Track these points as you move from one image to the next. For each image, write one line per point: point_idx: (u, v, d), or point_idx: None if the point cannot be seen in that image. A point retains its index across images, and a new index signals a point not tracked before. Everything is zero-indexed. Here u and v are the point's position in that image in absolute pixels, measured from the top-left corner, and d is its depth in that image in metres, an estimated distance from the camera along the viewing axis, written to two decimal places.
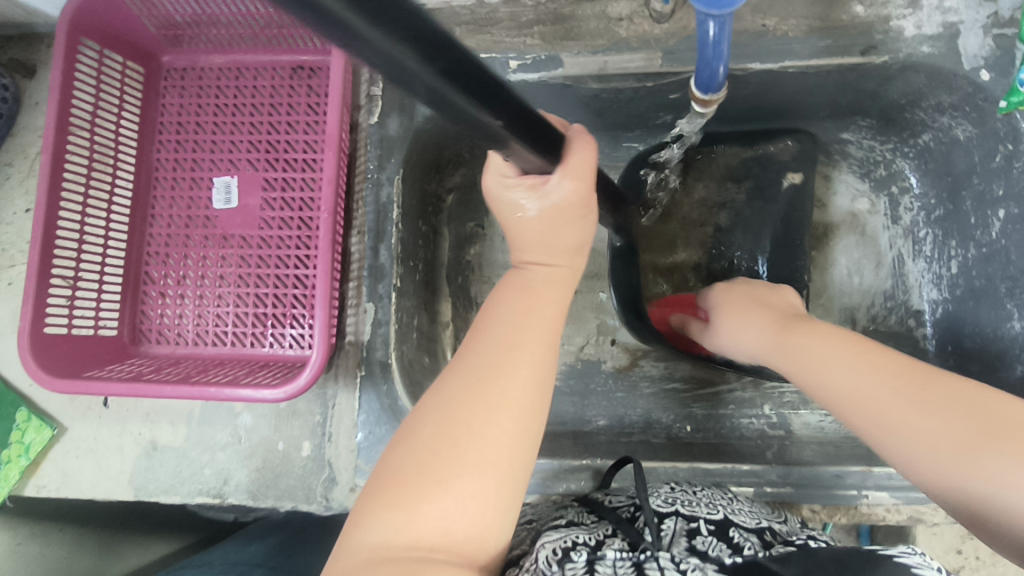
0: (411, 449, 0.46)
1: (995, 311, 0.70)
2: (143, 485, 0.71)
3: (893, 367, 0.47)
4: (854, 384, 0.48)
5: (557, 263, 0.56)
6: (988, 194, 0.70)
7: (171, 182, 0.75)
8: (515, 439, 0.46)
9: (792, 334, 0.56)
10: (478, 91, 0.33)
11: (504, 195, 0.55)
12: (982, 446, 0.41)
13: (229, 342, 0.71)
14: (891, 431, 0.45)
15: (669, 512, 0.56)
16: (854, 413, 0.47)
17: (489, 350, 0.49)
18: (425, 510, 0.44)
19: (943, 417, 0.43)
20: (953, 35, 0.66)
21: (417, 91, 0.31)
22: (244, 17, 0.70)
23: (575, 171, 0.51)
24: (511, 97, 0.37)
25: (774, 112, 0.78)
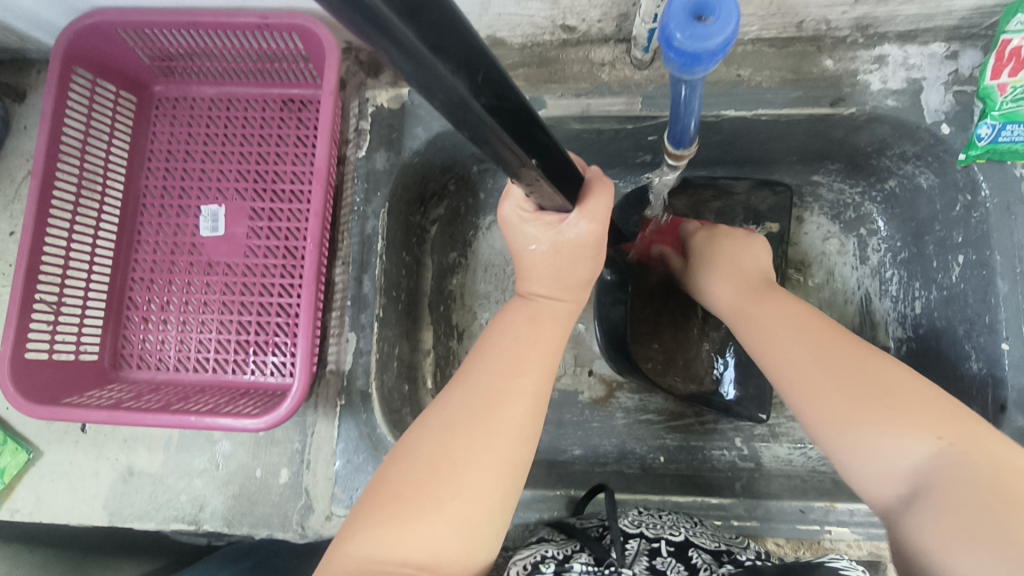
0: (408, 467, 0.48)
1: (955, 352, 0.73)
2: (118, 510, 0.71)
3: (832, 351, 0.51)
4: (788, 346, 0.54)
5: (566, 300, 0.59)
6: (948, 240, 0.74)
7: (159, 209, 0.76)
8: (509, 465, 0.49)
9: (755, 299, 0.62)
10: (512, 118, 0.36)
11: (521, 228, 0.57)
12: (862, 405, 0.47)
13: (210, 369, 0.72)
14: (795, 387, 0.52)
15: (634, 534, 0.62)
16: (772, 365, 0.55)
17: (490, 377, 0.53)
18: (418, 529, 0.45)
19: (833, 378, 0.49)
20: (917, 90, 0.69)
21: (453, 112, 0.33)
22: (237, 51, 0.72)
23: (593, 213, 0.54)
24: (538, 132, 0.41)
25: (749, 156, 0.82)
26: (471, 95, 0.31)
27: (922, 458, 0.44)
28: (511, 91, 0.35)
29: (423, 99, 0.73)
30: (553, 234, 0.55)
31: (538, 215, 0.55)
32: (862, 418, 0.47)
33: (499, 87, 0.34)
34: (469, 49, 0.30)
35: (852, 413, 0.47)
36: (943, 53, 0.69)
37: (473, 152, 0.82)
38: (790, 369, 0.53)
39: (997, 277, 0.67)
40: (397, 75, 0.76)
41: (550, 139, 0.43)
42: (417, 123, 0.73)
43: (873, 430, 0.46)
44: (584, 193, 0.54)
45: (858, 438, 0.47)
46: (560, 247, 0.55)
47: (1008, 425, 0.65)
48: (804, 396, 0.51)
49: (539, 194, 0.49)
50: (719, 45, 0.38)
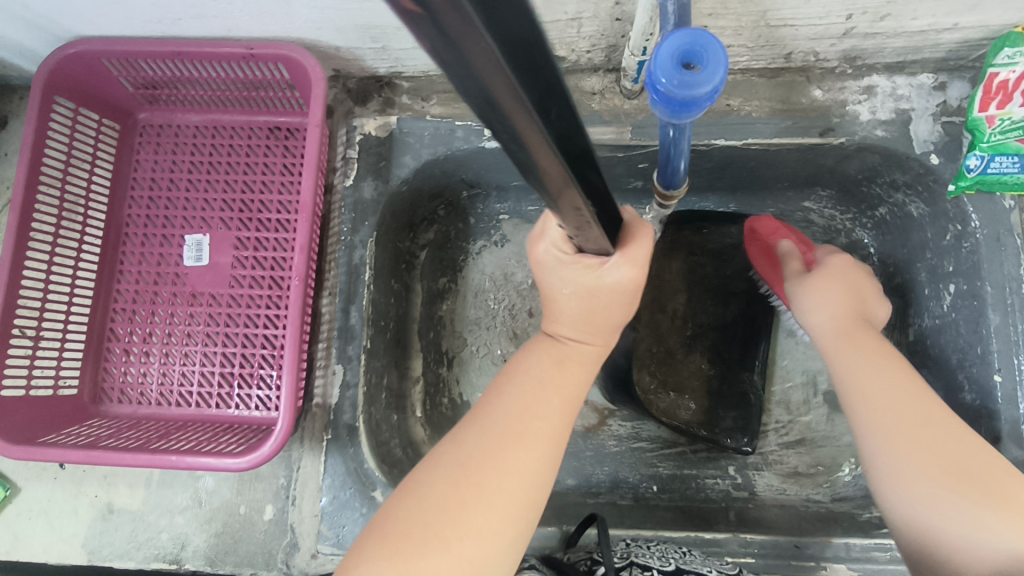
0: (418, 502, 0.47)
1: (948, 382, 0.73)
2: (97, 550, 0.69)
3: (935, 423, 0.52)
4: (894, 400, 0.54)
5: (594, 342, 0.57)
6: (940, 269, 0.74)
7: (142, 238, 0.75)
8: (519, 508, 0.48)
9: (847, 341, 0.61)
10: (573, 158, 0.33)
11: (554, 268, 0.54)
12: (959, 484, 0.48)
13: (193, 403, 0.71)
14: (900, 440, 0.52)
15: (626, 565, 0.61)
16: (867, 410, 0.55)
17: (507, 414, 0.51)
18: (422, 569, 0.44)
19: (949, 444, 0.50)
20: (905, 121, 0.69)
21: (518, 153, 0.30)
22: (224, 80, 0.71)
23: (634, 257, 0.51)
24: (594, 173, 0.38)
25: (740, 183, 0.81)
26: (548, 140, 0.29)
27: (1012, 549, 0.45)
28: (576, 132, 0.32)
29: (411, 128, 0.73)
30: (591, 278, 0.52)
31: (577, 256, 0.52)
32: (967, 494, 0.47)
33: (566, 125, 0.31)
34: (551, 90, 0.28)
35: (954, 489, 0.48)
36: (931, 84, 0.69)
37: (463, 179, 0.81)
38: (893, 426, 0.53)
39: (989, 308, 0.67)
40: (385, 103, 0.75)
41: (602, 180, 0.40)
42: (406, 151, 0.73)
43: (980, 512, 0.46)
44: (626, 236, 0.51)
45: (955, 510, 0.47)
46: (598, 291, 0.53)
47: (1002, 458, 0.64)
48: (901, 449, 0.51)
49: (584, 239, 0.47)
50: (707, 93, 0.38)
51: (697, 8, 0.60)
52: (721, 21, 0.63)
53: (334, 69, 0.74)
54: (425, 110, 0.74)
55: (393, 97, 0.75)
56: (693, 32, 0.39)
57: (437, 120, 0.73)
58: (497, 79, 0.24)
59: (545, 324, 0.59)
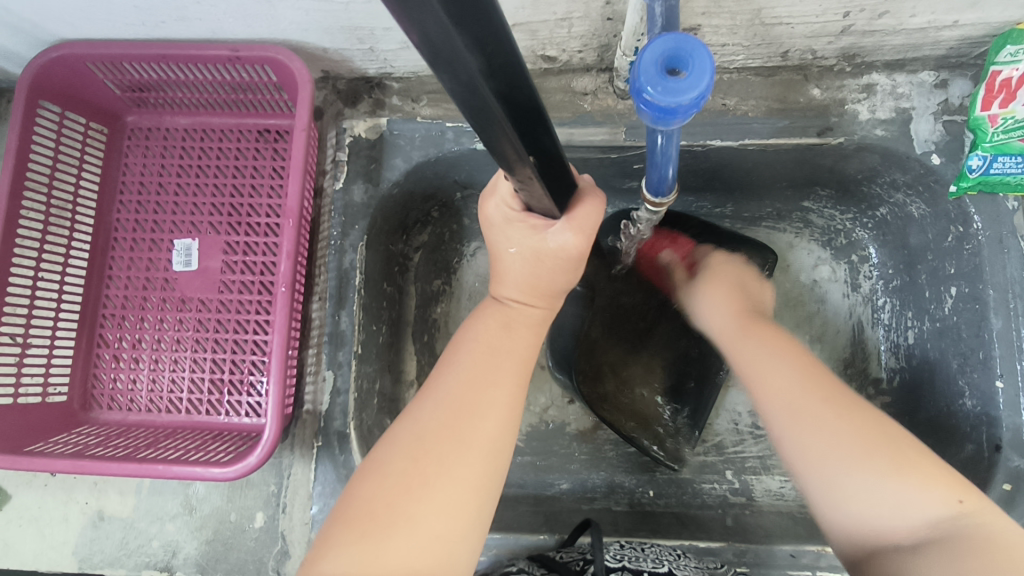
0: (382, 481, 0.46)
1: (949, 386, 0.72)
2: (87, 557, 0.69)
3: (839, 398, 0.51)
4: (788, 384, 0.53)
5: (539, 307, 0.59)
6: (941, 271, 0.72)
7: (131, 243, 0.74)
8: (482, 478, 0.48)
9: (752, 337, 0.61)
10: (513, 111, 0.38)
11: (504, 223, 0.57)
12: (870, 453, 0.47)
13: (183, 409, 0.70)
14: (792, 417, 0.51)
15: (617, 568, 0.60)
16: (767, 395, 0.54)
17: (459, 388, 0.51)
18: (390, 547, 0.43)
19: (848, 420, 0.49)
20: (906, 120, 0.67)
21: (463, 106, 0.35)
22: (211, 82, 0.70)
23: (580, 225, 0.55)
24: (542, 133, 0.42)
25: (737, 184, 0.80)
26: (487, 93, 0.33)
27: (931, 517, 0.44)
28: (523, 87, 0.37)
29: (401, 129, 0.72)
30: (536, 239, 0.56)
31: (524, 216, 0.56)
32: (873, 463, 0.46)
33: (507, 78, 0.35)
34: (488, 44, 0.32)
35: (862, 460, 0.47)
36: (932, 82, 0.68)
37: (455, 180, 0.79)
38: (792, 404, 0.52)
39: (991, 313, 0.66)
40: (375, 104, 0.74)
41: (551, 143, 0.44)
42: (396, 153, 0.72)
43: (888, 481, 0.45)
44: (573, 202, 0.56)
45: (863, 481, 0.46)
46: (543, 254, 0.56)
47: (1004, 466, 0.63)
48: (803, 427, 0.50)
49: (530, 197, 0.50)
50: (692, 100, 0.37)
51: (691, 6, 0.59)
52: (715, 19, 0.61)
53: (322, 70, 0.73)
54: (416, 112, 0.72)
55: (384, 99, 0.73)
56: (678, 37, 0.37)
57: (427, 121, 0.71)
58: (436, 35, 0.29)
59: (492, 289, 0.61)
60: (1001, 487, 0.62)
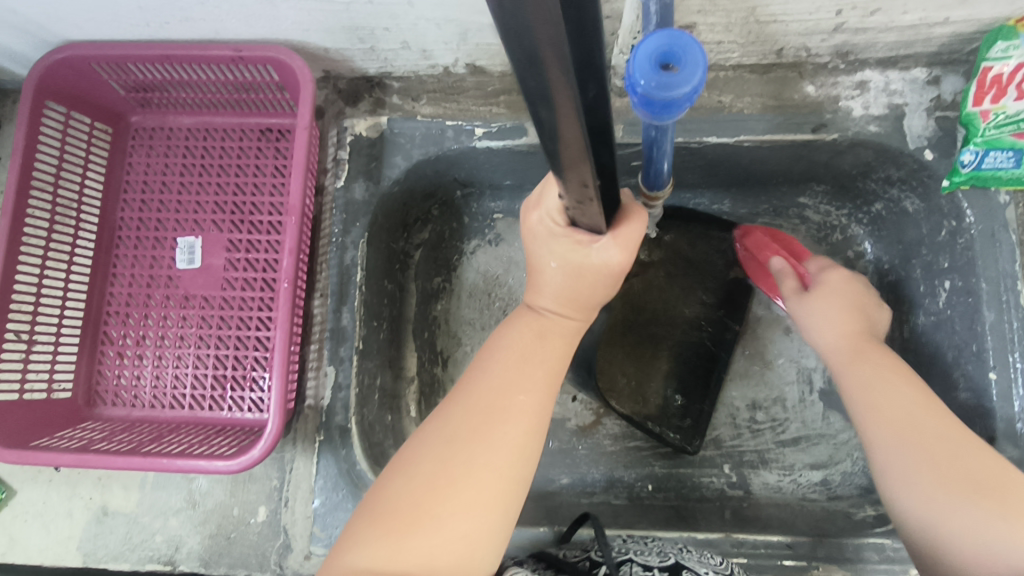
0: (409, 480, 0.48)
1: (944, 379, 0.72)
2: (92, 551, 0.69)
3: (984, 443, 0.52)
4: (907, 411, 0.56)
5: (576, 318, 0.59)
6: (935, 265, 0.73)
7: (134, 241, 0.75)
8: (507, 482, 0.49)
9: (854, 360, 0.63)
10: (593, 134, 0.36)
11: (546, 237, 0.56)
12: (1013, 496, 0.47)
13: (186, 405, 0.71)
14: (899, 443, 0.54)
15: (624, 561, 0.60)
16: (880, 424, 0.56)
17: (488, 392, 0.52)
18: (413, 547, 0.45)
19: (963, 460, 0.51)
20: (899, 116, 0.68)
21: (547, 123, 0.34)
22: (214, 82, 0.71)
23: (626, 241, 0.54)
24: (604, 148, 0.39)
25: (733, 180, 0.81)
26: (579, 112, 0.32)
27: None
28: (602, 108, 0.35)
29: (402, 128, 0.73)
30: (580, 255, 0.54)
31: (569, 231, 0.54)
32: (957, 492, 0.49)
33: (596, 103, 0.34)
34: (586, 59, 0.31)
35: (950, 490, 0.49)
36: (925, 78, 0.69)
37: (455, 178, 0.80)
38: (895, 425, 0.55)
39: (984, 306, 0.66)
40: (375, 103, 0.75)
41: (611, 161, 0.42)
42: (396, 151, 0.73)
43: (999, 522, 0.46)
44: (620, 218, 0.53)
45: (972, 522, 0.47)
46: (586, 269, 0.55)
47: (997, 456, 0.64)
48: (937, 459, 0.51)
49: (580, 214, 0.48)
50: (686, 94, 0.38)
51: (686, 4, 0.60)
52: (710, 18, 0.62)
53: (323, 70, 0.74)
54: (416, 110, 0.73)
55: (384, 97, 0.74)
56: (672, 33, 0.38)
57: (428, 120, 0.73)
58: (549, 50, 0.28)
59: (526, 298, 0.61)
60: None
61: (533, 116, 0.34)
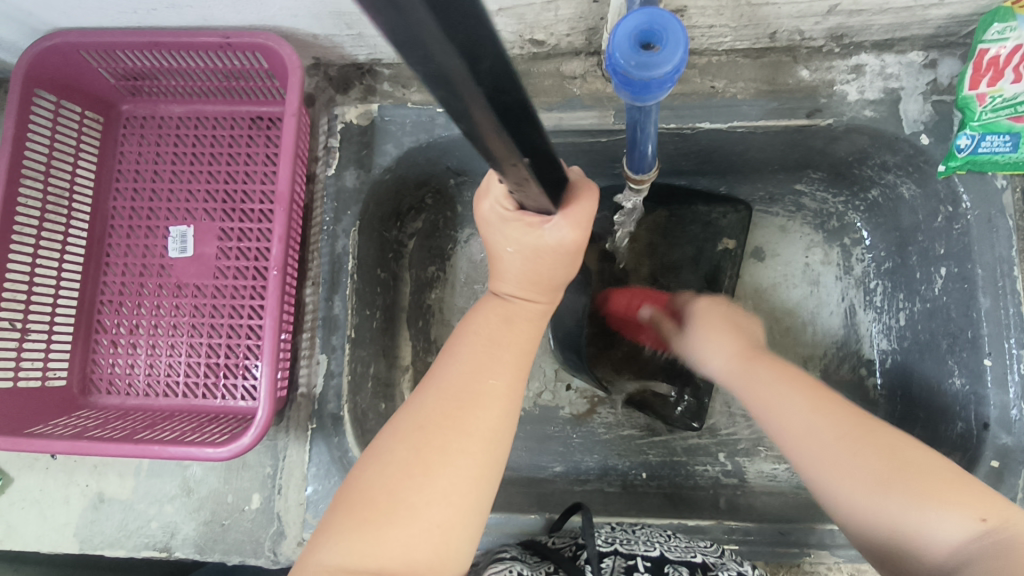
0: (382, 470, 0.48)
1: (939, 366, 0.72)
2: (88, 538, 0.70)
3: (851, 423, 0.52)
4: (802, 419, 0.54)
5: (542, 300, 0.59)
6: (931, 251, 0.72)
7: (127, 230, 0.75)
8: (481, 466, 0.49)
9: (760, 366, 0.62)
10: (512, 118, 0.35)
11: (500, 225, 0.56)
12: (890, 483, 0.47)
13: (180, 393, 0.71)
14: (815, 452, 0.52)
15: (609, 552, 0.59)
16: (783, 433, 0.55)
17: (459, 379, 0.52)
18: (388, 537, 0.45)
19: (864, 456, 0.49)
20: (895, 100, 0.68)
21: (453, 107, 0.32)
22: (203, 70, 0.71)
23: (576, 218, 0.54)
24: (529, 125, 0.37)
25: (728, 167, 0.80)
26: (484, 102, 0.31)
27: (967, 533, 0.44)
28: (517, 91, 0.33)
29: (393, 115, 0.72)
30: (534, 236, 0.54)
31: (519, 214, 0.54)
32: (895, 485, 0.47)
33: (509, 88, 0.32)
34: (489, 53, 0.29)
35: (885, 488, 0.47)
36: (921, 61, 0.68)
37: (448, 167, 0.80)
38: (810, 443, 0.52)
39: (979, 292, 0.66)
40: (366, 90, 0.74)
41: (540, 136, 0.40)
42: (387, 139, 0.72)
43: (916, 506, 0.46)
44: (568, 196, 0.53)
45: (888, 509, 0.47)
46: (542, 251, 0.55)
47: (991, 443, 0.63)
48: (827, 461, 0.51)
49: (525, 193, 0.48)
50: (666, 73, 0.38)
51: None
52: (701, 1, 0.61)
53: (313, 57, 0.74)
54: (406, 97, 0.73)
55: (374, 85, 0.74)
56: (651, 11, 0.38)
57: (418, 107, 0.72)
58: (437, 46, 0.26)
59: (491, 284, 0.61)
60: (989, 465, 0.63)
61: (442, 101, 0.32)
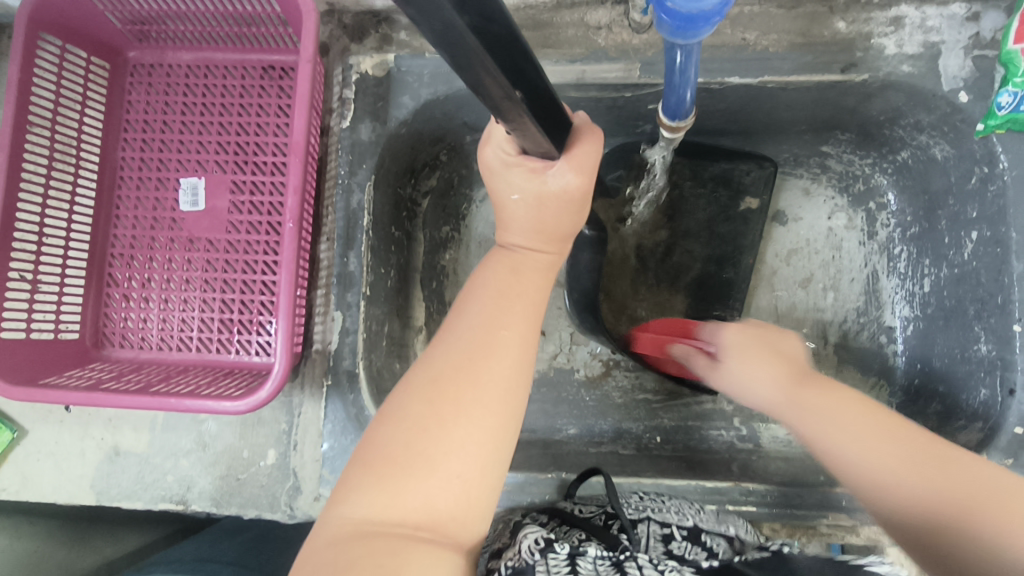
0: (398, 424, 0.48)
1: (964, 333, 0.70)
2: (105, 490, 0.70)
3: (904, 442, 0.50)
4: (862, 441, 0.51)
5: (549, 250, 0.58)
6: (962, 215, 0.70)
7: (137, 182, 0.73)
8: (499, 418, 0.49)
9: (756, 360, 0.59)
10: (500, 46, 0.35)
11: (503, 171, 0.55)
12: (969, 506, 0.45)
13: (194, 347, 0.71)
14: (811, 416, 0.54)
15: (642, 518, 0.59)
16: (831, 448, 0.52)
17: (473, 332, 0.52)
18: (409, 489, 0.45)
19: (942, 474, 0.47)
20: (934, 55, 0.65)
21: (434, 35, 0.32)
22: (213, 14, 0.68)
23: (580, 164, 0.53)
24: (524, 61, 0.38)
25: (754, 126, 0.77)
26: (468, 25, 0.31)
27: None
28: (501, 15, 0.33)
29: (409, 66, 0.70)
30: (538, 183, 0.54)
31: (522, 159, 0.54)
32: (936, 480, 0.47)
33: (488, 9, 0.32)
34: None
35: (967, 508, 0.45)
36: (964, 14, 0.65)
37: (464, 122, 0.77)
38: (875, 469, 0.49)
39: (1012, 256, 0.64)
40: (381, 40, 0.72)
41: (536, 74, 0.40)
42: (404, 91, 0.70)
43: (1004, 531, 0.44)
44: (572, 141, 0.53)
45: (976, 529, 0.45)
46: (546, 197, 0.54)
47: (1015, 409, 0.62)
48: (879, 474, 0.49)
49: (524, 137, 0.47)
50: (714, 6, 0.36)
51: None
52: None
53: (327, 2, 0.71)
54: (424, 47, 0.70)
55: (391, 34, 0.71)
56: None
57: (436, 58, 0.70)
58: None
59: (498, 235, 0.60)
60: (1013, 431, 0.62)
61: (438, 48, 0.33)
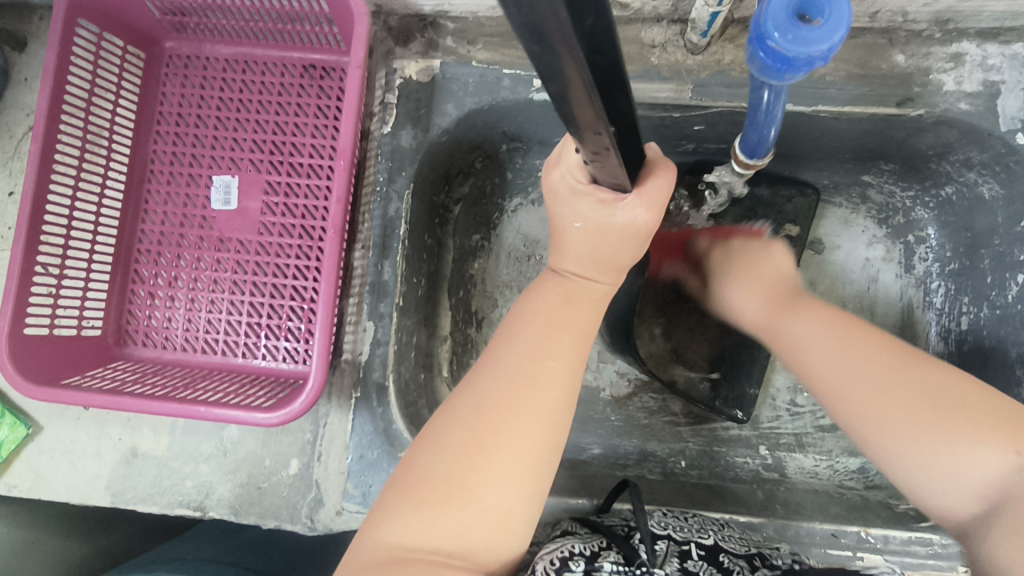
0: (439, 451, 0.46)
1: (1003, 377, 0.70)
2: (120, 492, 0.68)
3: (869, 348, 0.51)
4: (833, 359, 0.52)
5: (598, 279, 0.56)
6: (1008, 257, 0.70)
7: (168, 177, 0.71)
8: (543, 450, 0.47)
9: (788, 314, 0.60)
10: (603, 79, 0.33)
11: (571, 201, 0.54)
12: (924, 423, 0.45)
13: (219, 351, 0.69)
14: (783, 339, 0.59)
15: (662, 535, 0.57)
16: (814, 372, 0.53)
17: (519, 359, 0.50)
18: (448, 521, 0.44)
19: (896, 390, 0.47)
20: (994, 94, 0.63)
21: (540, 66, 0.31)
22: (257, 9, 0.66)
23: (651, 200, 0.51)
24: (621, 96, 0.36)
25: (799, 152, 0.76)
26: (582, 62, 0.29)
27: (995, 473, 0.42)
28: (609, 49, 0.32)
29: (455, 73, 0.68)
30: (603, 214, 0.52)
31: (591, 189, 0.52)
32: (887, 395, 0.47)
33: (602, 40, 0.31)
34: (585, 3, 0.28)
35: (917, 427, 0.45)
36: None
37: (504, 132, 0.76)
38: (838, 383, 0.50)
39: None
40: (428, 45, 0.70)
41: (629, 108, 0.38)
42: (448, 98, 0.68)
43: (943, 446, 0.44)
44: (644, 175, 0.51)
45: (920, 444, 0.45)
46: (609, 229, 0.53)
47: None
48: (855, 403, 0.49)
49: (599, 167, 0.45)
50: (822, 52, 0.35)
51: None
52: None
53: (375, 3, 0.69)
54: (471, 55, 0.69)
55: (437, 39, 0.70)
56: None
57: (482, 66, 0.68)
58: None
59: (552, 260, 0.58)
60: None
61: (540, 73, 0.31)
